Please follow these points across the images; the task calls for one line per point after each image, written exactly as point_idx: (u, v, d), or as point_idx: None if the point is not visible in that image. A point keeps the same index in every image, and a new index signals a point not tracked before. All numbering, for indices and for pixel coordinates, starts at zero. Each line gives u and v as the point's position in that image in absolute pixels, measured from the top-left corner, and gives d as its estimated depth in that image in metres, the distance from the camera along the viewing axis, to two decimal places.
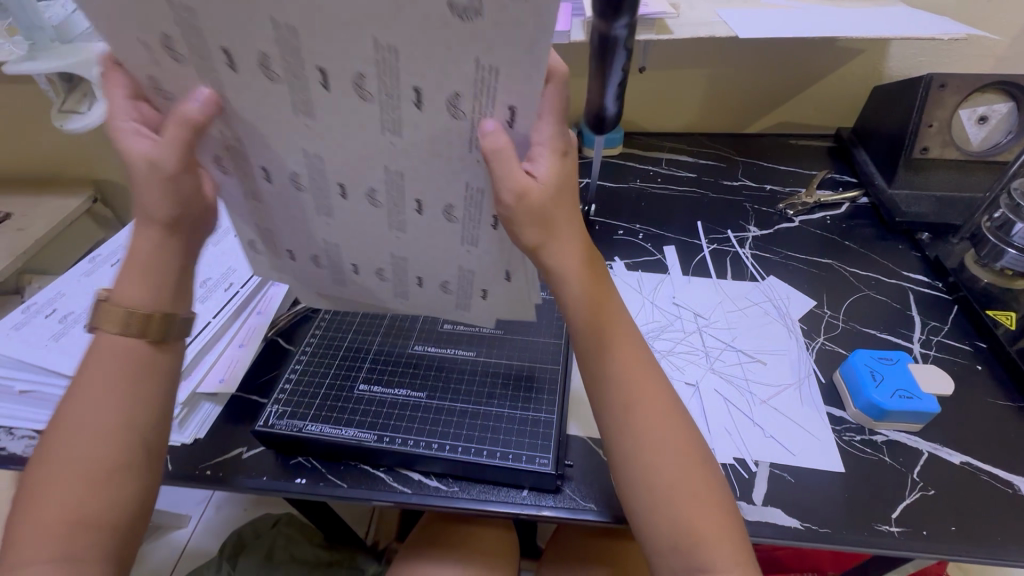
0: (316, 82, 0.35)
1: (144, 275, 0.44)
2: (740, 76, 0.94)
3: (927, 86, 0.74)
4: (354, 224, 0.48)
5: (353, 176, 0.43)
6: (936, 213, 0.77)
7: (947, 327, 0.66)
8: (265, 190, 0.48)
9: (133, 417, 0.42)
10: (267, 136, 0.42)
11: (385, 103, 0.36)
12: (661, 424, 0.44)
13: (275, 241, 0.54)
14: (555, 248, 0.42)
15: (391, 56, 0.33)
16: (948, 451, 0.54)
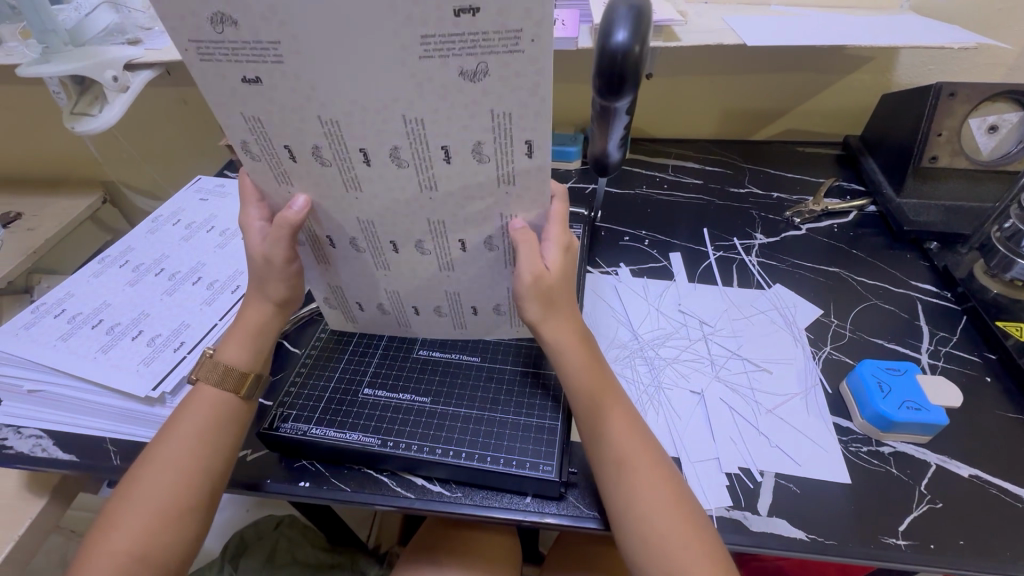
0: (359, 160, 0.43)
1: (240, 341, 0.52)
2: (748, 84, 0.94)
3: (937, 95, 0.73)
4: (413, 270, 0.54)
5: (401, 230, 0.50)
6: (946, 222, 0.76)
7: (956, 338, 0.65)
8: (337, 257, 0.54)
9: (203, 464, 0.47)
10: (335, 206, 0.48)
11: (419, 166, 0.43)
12: (645, 462, 0.46)
13: (335, 299, 0.60)
14: (555, 323, 0.50)
15: (420, 126, 0.40)
16: (956, 463, 0.53)
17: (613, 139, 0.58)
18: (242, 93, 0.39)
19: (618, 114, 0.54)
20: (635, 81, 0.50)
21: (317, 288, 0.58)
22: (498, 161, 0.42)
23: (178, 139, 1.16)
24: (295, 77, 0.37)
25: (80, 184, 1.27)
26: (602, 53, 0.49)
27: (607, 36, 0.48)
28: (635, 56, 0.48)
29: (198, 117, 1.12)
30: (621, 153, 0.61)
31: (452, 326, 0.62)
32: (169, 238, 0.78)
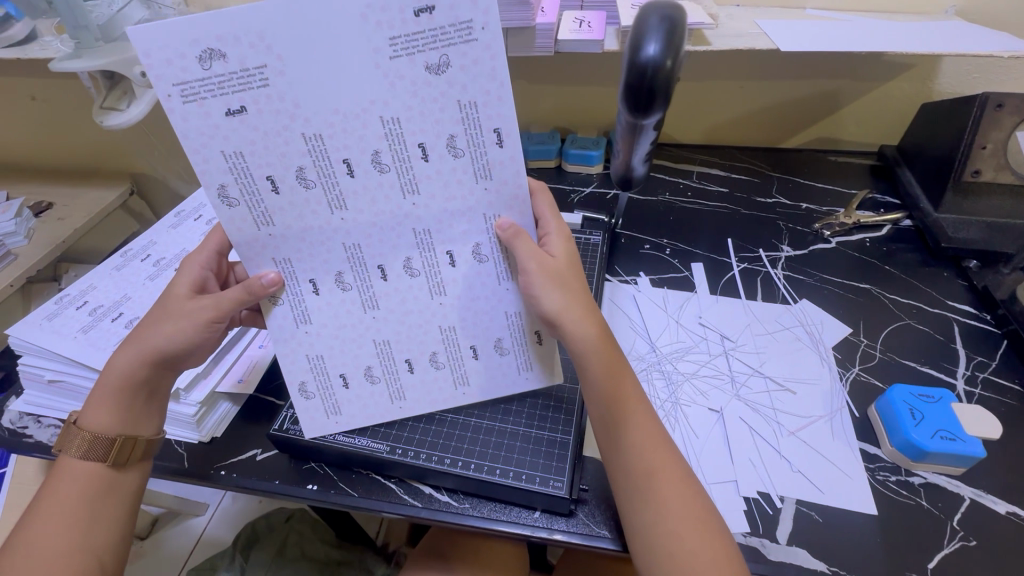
0: (343, 172, 0.43)
1: (111, 398, 0.47)
2: (779, 90, 0.91)
3: (982, 105, 0.70)
4: (403, 304, 0.50)
5: (387, 250, 0.48)
6: (988, 240, 0.72)
7: (994, 363, 0.62)
8: (317, 306, 0.49)
9: (88, 535, 0.43)
10: (325, 249, 0.47)
11: (400, 170, 0.44)
12: (677, 485, 0.44)
13: (315, 371, 0.52)
14: (575, 313, 0.47)
15: (397, 125, 0.42)
16: (992, 499, 0.50)
17: (638, 151, 0.58)
18: (220, 129, 0.40)
19: (646, 129, 0.53)
20: (665, 97, 0.49)
21: (295, 367, 0.51)
22: (474, 155, 0.44)
23: None
24: (277, 96, 0.40)
25: (110, 175, 1.30)
26: (631, 67, 0.48)
27: (637, 48, 0.47)
28: (665, 71, 0.47)
29: None
30: (647, 166, 0.61)
31: (452, 388, 0.54)
32: (187, 232, 0.79)
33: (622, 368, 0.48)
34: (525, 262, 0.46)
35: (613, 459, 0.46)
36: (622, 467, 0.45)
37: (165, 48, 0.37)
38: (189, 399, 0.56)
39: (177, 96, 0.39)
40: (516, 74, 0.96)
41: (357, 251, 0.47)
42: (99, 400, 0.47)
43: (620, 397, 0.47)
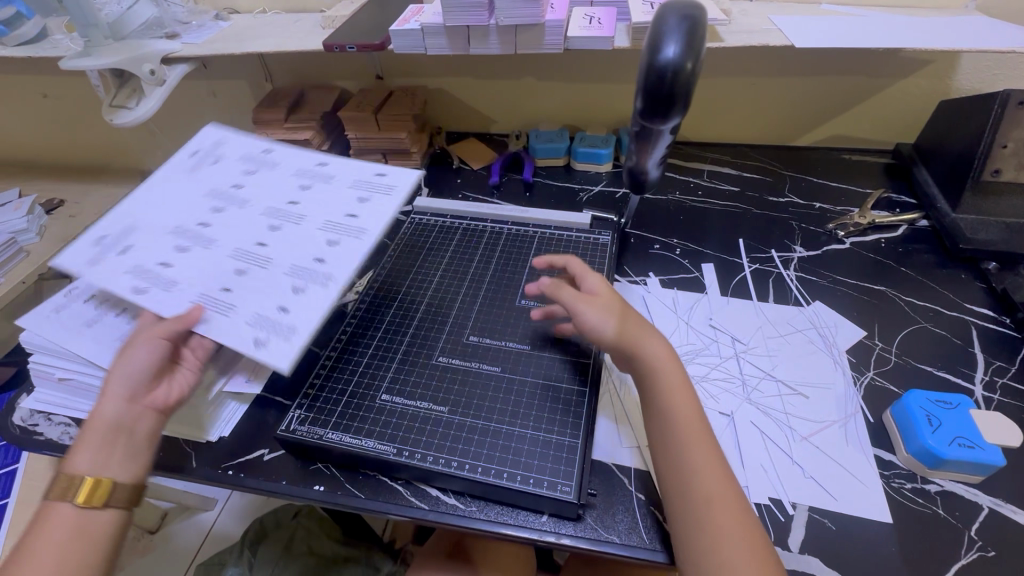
0: (298, 252, 0.60)
1: (92, 431, 0.45)
2: (791, 87, 0.89)
3: (1003, 103, 0.68)
4: (304, 306, 0.54)
5: (309, 274, 0.57)
6: (1007, 241, 0.70)
7: (1014, 369, 0.60)
8: (232, 321, 0.52)
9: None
10: (207, 266, 0.57)
11: (344, 234, 0.62)
12: (735, 511, 0.43)
13: (257, 326, 0.52)
14: (636, 333, 0.53)
15: (347, 221, 0.63)
16: (1011, 508, 0.49)
17: (653, 161, 0.54)
18: (236, 238, 0.60)
19: (663, 133, 0.51)
20: (684, 101, 0.47)
21: (238, 330, 0.52)
22: (335, 237, 0.62)
23: None
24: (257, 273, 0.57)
25: (120, 172, 1.31)
26: (648, 69, 0.46)
27: (656, 49, 0.45)
28: (685, 74, 0.45)
29: (231, 110, 1.13)
30: (659, 171, 0.56)
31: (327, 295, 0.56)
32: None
33: (688, 393, 0.49)
34: (573, 300, 0.55)
35: (671, 479, 0.45)
36: (681, 486, 0.45)
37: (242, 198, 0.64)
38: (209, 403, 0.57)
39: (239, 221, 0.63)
40: (525, 71, 0.95)
41: (248, 263, 0.58)
42: (81, 434, 0.45)
43: (683, 418, 0.48)
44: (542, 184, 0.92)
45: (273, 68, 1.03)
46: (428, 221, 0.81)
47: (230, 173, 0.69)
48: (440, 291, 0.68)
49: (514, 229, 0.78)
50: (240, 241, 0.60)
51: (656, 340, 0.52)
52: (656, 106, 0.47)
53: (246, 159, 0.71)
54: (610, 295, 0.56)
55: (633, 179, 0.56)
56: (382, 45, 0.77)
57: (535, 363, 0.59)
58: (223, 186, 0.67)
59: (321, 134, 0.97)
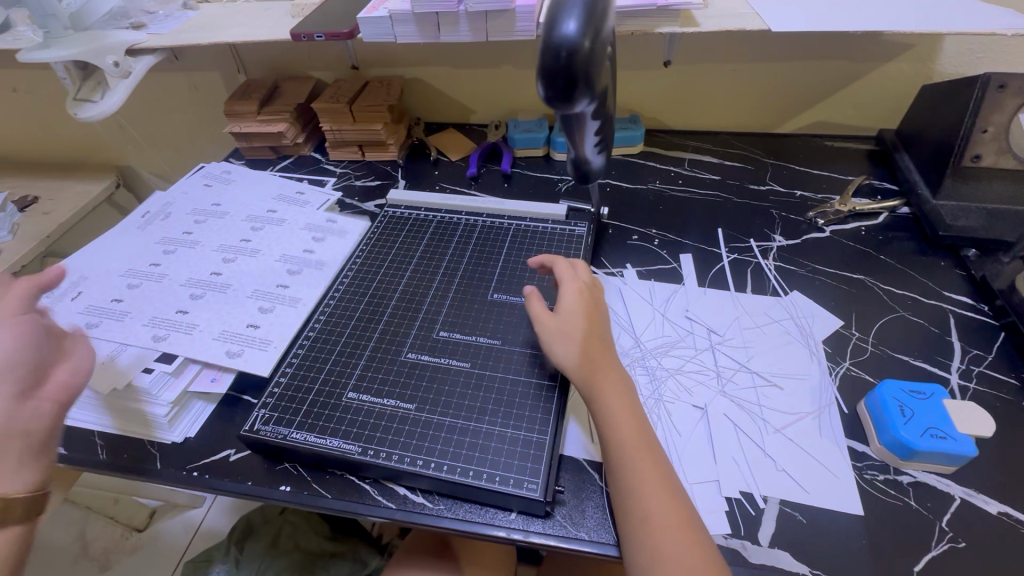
0: (260, 277, 0.68)
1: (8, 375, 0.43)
2: (771, 73, 0.88)
3: (983, 87, 0.67)
4: (276, 322, 0.63)
5: (271, 298, 0.66)
6: (987, 227, 0.69)
7: (991, 357, 0.59)
8: (211, 343, 0.60)
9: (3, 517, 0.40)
10: (225, 307, 0.64)
11: (298, 263, 0.70)
12: (677, 532, 0.43)
13: (226, 340, 0.60)
14: (585, 354, 0.52)
15: (301, 253, 0.72)
16: (983, 498, 0.48)
17: (589, 143, 0.51)
18: (206, 276, 0.68)
19: (586, 119, 0.48)
20: (590, 83, 0.42)
21: (208, 346, 0.60)
22: (295, 260, 0.71)
23: (187, 125, 1.15)
24: (224, 299, 0.66)
25: (96, 168, 1.29)
26: (546, 51, 0.41)
27: (552, 28, 0.41)
28: (585, 51, 0.41)
29: (205, 103, 1.10)
30: (602, 157, 0.55)
31: (294, 310, 0.64)
32: (175, 234, 0.75)
33: (631, 417, 0.49)
34: (534, 317, 0.57)
35: (618, 501, 0.45)
36: (624, 508, 0.45)
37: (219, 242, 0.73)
38: (162, 398, 0.56)
39: (203, 259, 0.70)
40: (501, 60, 0.93)
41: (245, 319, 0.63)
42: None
43: (621, 444, 0.47)
44: (521, 175, 0.90)
45: (245, 59, 1.01)
46: (401, 214, 0.79)
47: (238, 228, 0.76)
48: (413, 285, 0.67)
49: (489, 221, 0.77)
50: (253, 287, 0.67)
51: (599, 365, 0.52)
52: (559, 93, 0.42)
53: (251, 216, 0.78)
54: (580, 313, 0.56)
55: (578, 168, 0.55)
56: (352, 33, 0.76)
57: (517, 355, 0.58)
58: (234, 239, 0.74)
59: (295, 126, 0.95)
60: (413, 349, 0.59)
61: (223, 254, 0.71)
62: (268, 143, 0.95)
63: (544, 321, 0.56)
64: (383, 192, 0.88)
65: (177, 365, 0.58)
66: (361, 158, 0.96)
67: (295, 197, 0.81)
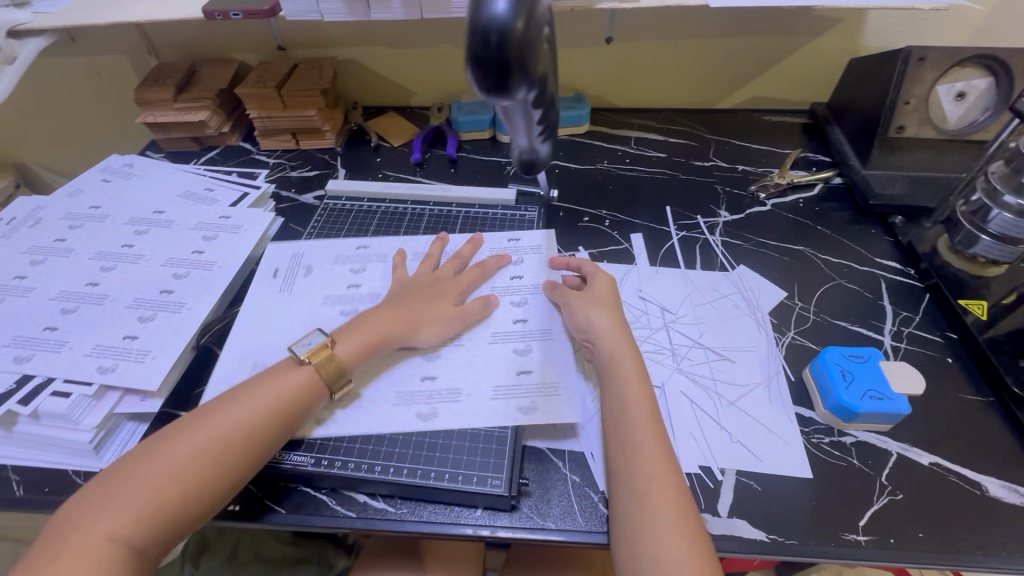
0: (139, 284, 0.63)
1: (267, 398, 0.48)
2: (711, 49, 0.88)
3: (906, 60, 0.70)
4: (163, 332, 0.58)
5: (150, 306, 0.60)
6: (911, 195, 0.73)
7: (918, 318, 0.63)
8: (76, 359, 0.55)
9: (121, 539, 0.40)
10: (100, 322, 0.59)
11: (189, 267, 0.65)
12: (670, 493, 0.44)
13: (105, 351, 0.56)
14: (606, 323, 0.56)
15: (189, 258, 0.66)
16: (916, 451, 0.52)
17: (534, 129, 0.48)
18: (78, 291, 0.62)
19: (529, 108, 0.44)
20: (526, 70, 0.39)
21: (74, 365, 0.54)
22: (178, 265, 0.65)
23: (93, 115, 1.04)
24: (104, 308, 0.60)
25: None
26: (473, 37, 0.37)
27: (480, 6, 0.37)
28: (519, 34, 0.37)
29: (112, 91, 1.00)
30: (549, 142, 0.52)
31: (174, 317, 0.59)
32: (44, 241, 0.67)
33: (641, 384, 0.51)
34: (564, 292, 0.61)
35: (615, 470, 0.47)
36: (627, 467, 0.46)
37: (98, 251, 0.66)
38: (82, 421, 0.51)
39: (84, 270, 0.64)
40: (440, 38, 0.89)
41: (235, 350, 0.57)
42: (238, 394, 0.48)
43: (627, 410, 0.49)
44: (467, 160, 0.88)
45: (155, 39, 0.91)
46: (343, 206, 0.75)
47: (119, 233, 0.69)
48: (373, 287, 0.63)
49: (437, 209, 0.74)
50: (132, 296, 0.61)
51: (619, 339, 0.55)
52: (494, 80, 0.38)
53: (133, 217, 0.71)
54: (612, 295, 0.60)
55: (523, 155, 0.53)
56: (273, 11, 0.71)
57: (483, 355, 0.57)
58: (114, 246, 0.67)
59: (219, 114, 0.88)
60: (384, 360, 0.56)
61: (105, 263, 0.65)
62: (189, 134, 0.87)
63: (575, 296, 0.60)
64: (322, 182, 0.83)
65: (98, 387, 0.53)
66: (295, 147, 0.90)
67: (203, 194, 0.75)
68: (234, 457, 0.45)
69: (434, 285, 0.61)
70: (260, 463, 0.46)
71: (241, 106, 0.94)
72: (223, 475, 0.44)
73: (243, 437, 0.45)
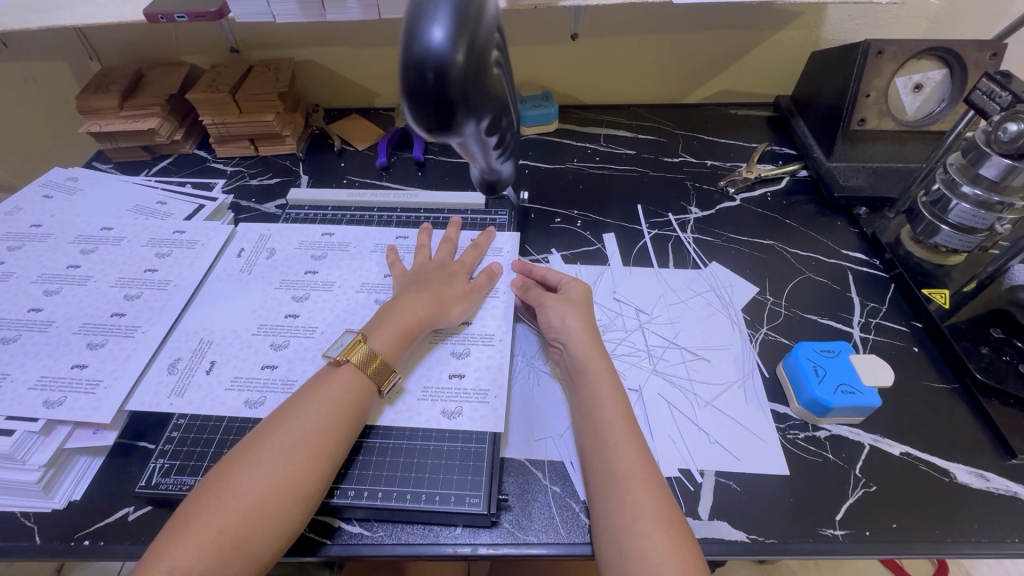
0: (85, 307, 0.59)
1: (313, 407, 0.46)
2: (676, 45, 0.88)
3: (865, 53, 0.71)
4: (113, 359, 0.54)
5: (98, 331, 0.57)
6: (874, 187, 0.75)
7: (885, 308, 0.65)
8: (15, 393, 0.51)
9: (193, 569, 0.38)
10: (46, 351, 0.55)
11: (143, 286, 0.61)
12: (647, 488, 0.44)
13: (48, 382, 0.52)
14: (574, 323, 0.56)
15: (142, 275, 0.62)
16: (887, 442, 0.53)
17: (489, 153, 0.46)
18: (18, 318, 0.58)
19: (482, 135, 0.42)
20: (471, 104, 0.36)
21: (14, 400, 0.51)
22: (128, 285, 0.61)
23: (32, 123, 0.97)
24: (47, 337, 0.56)
25: None
26: (408, 71, 0.34)
27: (414, 35, 0.34)
28: (459, 65, 0.34)
29: (54, 98, 0.94)
30: (508, 160, 0.51)
31: (127, 341, 0.56)
32: None
33: (611, 380, 0.51)
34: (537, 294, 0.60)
35: (595, 470, 0.46)
36: (606, 465, 0.46)
37: (40, 274, 0.62)
38: (29, 461, 0.47)
39: (24, 296, 0.60)
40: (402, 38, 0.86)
41: (175, 345, 0.56)
42: (286, 410, 0.47)
43: (602, 409, 0.49)
44: (435, 162, 0.85)
45: (96, 43, 0.86)
46: (305, 216, 0.72)
47: (64, 253, 0.64)
48: (341, 296, 0.61)
49: (405, 216, 0.72)
50: (80, 322, 0.58)
51: (585, 339, 0.54)
52: (435, 118, 0.36)
53: (80, 235, 0.67)
54: (582, 295, 0.59)
55: (484, 175, 0.52)
56: (220, 13, 0.68)
57: (423, 359, 0.56)
58: (59, 267, 0.63)
59: (170, 121, 0.83)
60: (311, 372, 0.54)
61: (46, 286, 0.61)
62: (139, 143, 0.83)
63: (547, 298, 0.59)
64: (283, 190, 0.80)
65: (44, 423, 0.50)
66: (254, 153, 0.87)
67: (155, 208, 0.72)
68: (295, 470, 0.43)
69: (442, 269, 0.61)
70: (325, 474, 0.44)
71: (194, 112, 0.89)
72: (288, 490, 0.42)
73: (299, 450, 0.44)
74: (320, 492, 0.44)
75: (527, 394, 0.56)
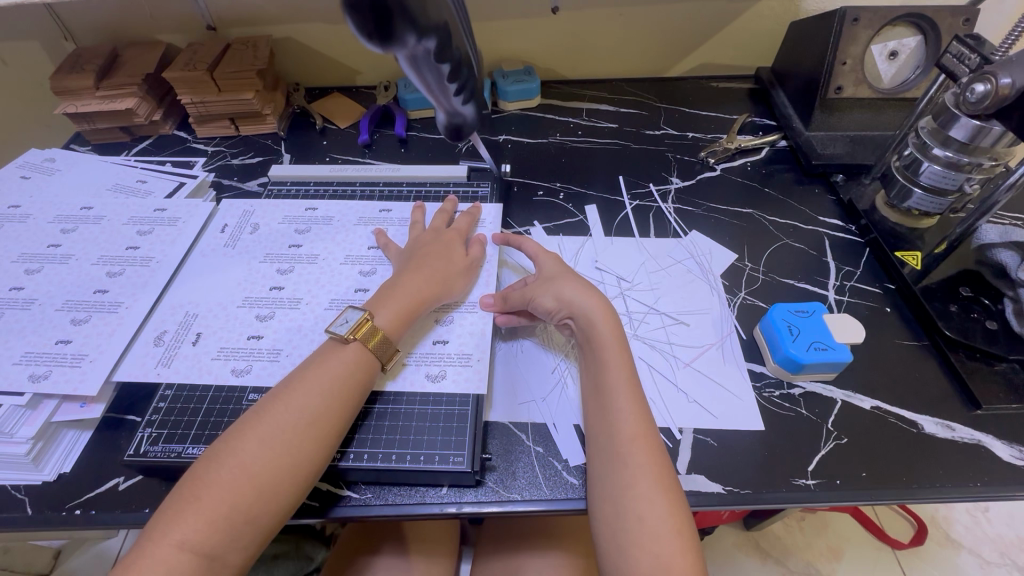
0: (67, 284, 0.59)
1: (317, 384, 0.46)
2: (657, 18, 0.88)
3: (841, 21, 0.72)
4: (96, 334, 0.55)
5: (82, 307, 0.57)
6: (850, 154, 0.76)
7: (859, 272, 0.66)
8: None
9: (204, 542, 0.39)
10: (30, 328, 0.55)
11: (126, 262, 0.61)
12: (648, 455, 0.45)
13: (33, 358, 0.52)
14: (567, 287, 0.55)
15: (124, 252, 0.63)
16: (859, 396, 0.54)
17: (445, 86, 0.49)
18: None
19: (431, 59, 0.45)
20: (409, 15, 0.39)
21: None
22: (110, 262, 0.61)
23: (7, 107, 0.96)
24: (30, 314, 0.56)
25: None
26: None
27: None
28: None
29: (29, 80, 0.92)
30: (468, 100, 0.53)
31: (111, 315, 0.56)
32: None
33: (620, 352, 0.51)
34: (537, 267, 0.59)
35: (600, 437, 0.47)
36: (607, 432, 0.47)
37: (18, 254, 0.62)
38: (17, 434, 0.48)
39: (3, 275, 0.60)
40: None
41: (161, 318, 0.57)
42: (287, 387, 0.47)
43: (608, 380, 0.50)
44: (417, 139, 0.85)
45: (70, 23, 0.84)
46: (287, 191, 0.72)
47: (44, 232, 0.64)
48: (324, 267, 0.62)
49: (387, 189, 0.73)
50: (63, 299, 0.58)
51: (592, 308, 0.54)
52: (374, 28, 0.39)
53: (59, 215, 0.66)
54: None
55: (449, 117, 0.55)
56: None
57: (426, 338, 0.56)
58: (39, 246, 0.63)
59: (148, 102, 0.82)
60: (296, 342, 0.55)
61: (26, 265, 0.61)
62: (117, 123, 0.82)
63: (542, 266, 0.59)
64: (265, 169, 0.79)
65: (30, 396, 0.50)
66: (235, 133, 0.86)
67: (136, 187, 0.72)
68: (299, 447, 0.43)
69: (441, 238, 0.61)
70: (329, 449, 0.45)
71: (172, 91, 0.88)
72: (293, 466, 0.43)
73: (305, 425, 0.44)
74: (325, 465, 0.45)
75: (514, 360, 0.57)
